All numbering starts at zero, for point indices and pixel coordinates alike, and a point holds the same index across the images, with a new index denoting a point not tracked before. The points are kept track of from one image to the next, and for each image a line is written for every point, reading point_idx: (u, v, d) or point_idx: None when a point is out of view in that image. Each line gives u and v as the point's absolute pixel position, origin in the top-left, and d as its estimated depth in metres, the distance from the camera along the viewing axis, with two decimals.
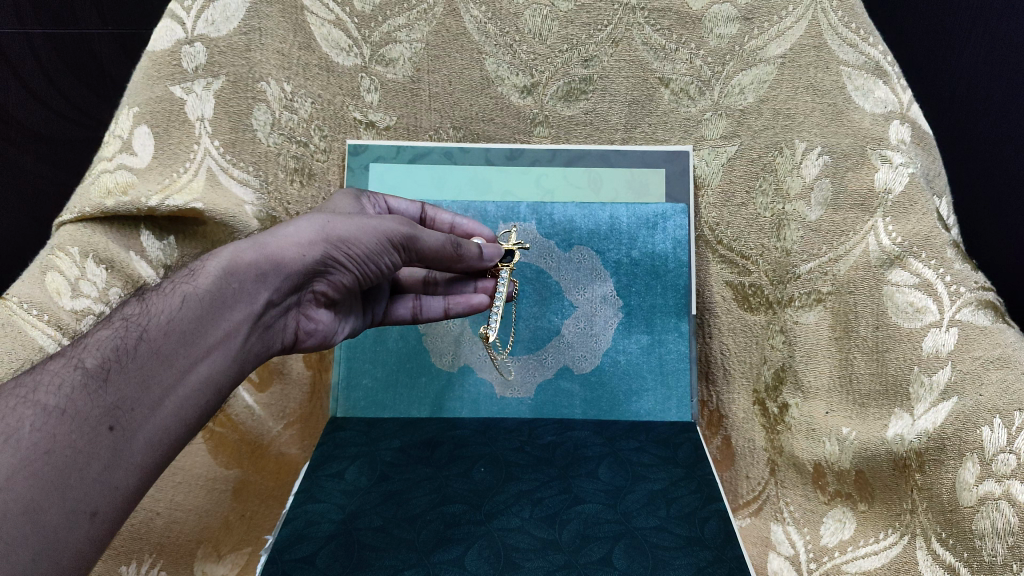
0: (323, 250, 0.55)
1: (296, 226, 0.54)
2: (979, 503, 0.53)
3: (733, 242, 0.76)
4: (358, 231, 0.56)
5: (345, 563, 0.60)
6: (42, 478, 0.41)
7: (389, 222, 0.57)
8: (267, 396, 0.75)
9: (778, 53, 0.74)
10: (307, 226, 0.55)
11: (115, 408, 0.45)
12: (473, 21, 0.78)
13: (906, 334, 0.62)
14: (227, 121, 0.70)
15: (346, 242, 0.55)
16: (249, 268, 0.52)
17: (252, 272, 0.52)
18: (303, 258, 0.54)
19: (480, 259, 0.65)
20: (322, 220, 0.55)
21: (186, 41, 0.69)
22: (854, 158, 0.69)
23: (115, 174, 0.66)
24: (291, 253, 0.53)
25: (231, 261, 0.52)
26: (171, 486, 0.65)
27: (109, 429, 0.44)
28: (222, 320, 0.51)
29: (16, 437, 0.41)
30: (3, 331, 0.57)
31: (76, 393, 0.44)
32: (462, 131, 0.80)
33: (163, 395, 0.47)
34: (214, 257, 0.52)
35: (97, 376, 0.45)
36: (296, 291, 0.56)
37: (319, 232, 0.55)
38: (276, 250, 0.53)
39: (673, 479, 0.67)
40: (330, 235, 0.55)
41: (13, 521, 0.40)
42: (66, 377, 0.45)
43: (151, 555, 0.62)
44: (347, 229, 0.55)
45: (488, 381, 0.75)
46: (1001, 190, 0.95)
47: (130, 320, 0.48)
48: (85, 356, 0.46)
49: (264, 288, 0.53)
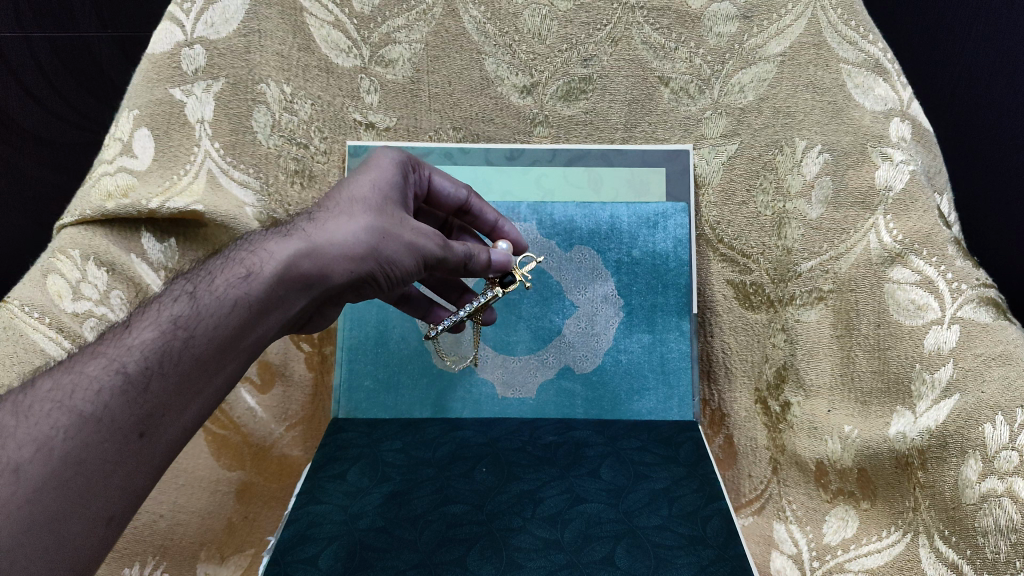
0: (370, 265, 0.54)
1: (348, 235, 0.53)
2: (981, 500, 0.53)
3: (734, 241, 0.76)
4: (404, 250, 0.56)
5: (348, 564, 0.60)
6: (68, 486, 0.41)
7: (434, 244, 0.57)
8: (269, 399, 0.75)
9: (777, 52, 0.74)
10: (360, 240, 0.53)
11: (148, 416, 0.44)
12: (472, 21, 0.78)
13: (908, 332, 0.62)
14: (227, 123, 0.71)
15: (392, 260, 0.55)
16: (298, 280, 0.51)
17: (299, 282, 0.51)
18: (349, 272, 0.53)
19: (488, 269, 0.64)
20: (375, 232, 0.54)
21: (185, 43, 0.69)
22: (854, 156, 0.69)
23: (115, 176, 0.66)
24: (340, 266, 0.53)
25: (283, 268, 0.50)
26: (175, 488, 0.66)
27: (139, 435, 0.44)
28: (263, 327, 0.50)
29: (49, 446, 0.41)
30: (6, 335, 0.57)
31: (114, 399, 0.43)
32: (462, 132, 0.80)
33: (195, 404, 0.47)
34: (266, 260, 0.50)
35: (138, 384, 0.44)
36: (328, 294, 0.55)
37: (370, 248, 0.54)
38: (327, 260, 0.52)
39: (675, 478, 0.67)
40: (380, 254, 0.54)
41: (37, 531, 0.39)
42: (107, 382, 0.44)
43: (156, 556, 0.62)
44: (396, 248, 0.55)
45: (490, 382, 0.75)
46: (1003, 188, 0.95)
47: (176, 322, 0.47)
48: (128, 359, 0.45)
49: (304, 297, 0.52)
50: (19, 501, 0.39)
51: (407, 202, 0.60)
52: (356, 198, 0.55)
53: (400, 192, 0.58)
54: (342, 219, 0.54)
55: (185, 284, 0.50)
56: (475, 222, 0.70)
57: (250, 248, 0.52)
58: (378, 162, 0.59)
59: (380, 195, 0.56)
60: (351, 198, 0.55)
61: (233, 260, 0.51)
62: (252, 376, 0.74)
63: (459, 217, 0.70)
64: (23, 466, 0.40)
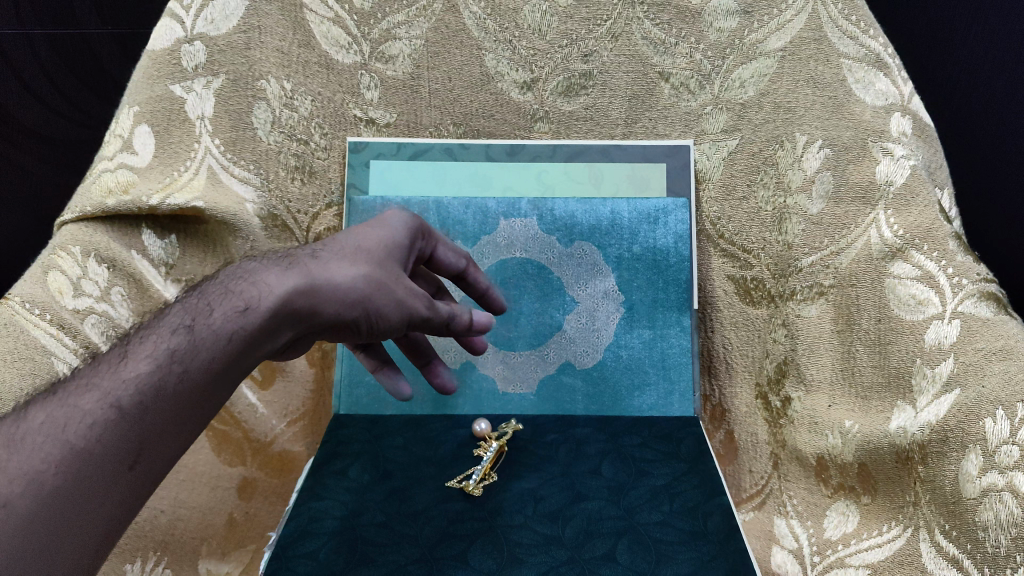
0: (359, 314, 0.51)
1: (342, 283, 0.50)
2: (982, 494, 0.53)
3: (735, 236, 0.76)
4: (393, 306, 0.52)
5: (349, 559, 0.60)
6: (58, 515, 0.40)
7: (425, 304, 0.54)
8: (271, 395, 0.74)
9: (778, 47, 0.74)
10: (354, 288, 0.50)
11: (140, 449, 0.43)
12: (472, 16, 0.78)
13: (909, 327, 0.62)
14: (227, 120, 0.70)
15: (377, 313, 0.52)
16: (290, 321, 0.48)
17: (290, 323, 0.49)
18: (340, 316, 0.50)
19: (469, 331, 0.59)
20: (371, 282, 0.51)
21: (185, 40, 0.69)
22: (854, 151, 0.69)
23: (116, 173, 0.66)
24: (331, 310, 0.49)
25: (276, 307, 0.47)
26: (177, 484, 0.65)
27: (130, 468, 0.43)
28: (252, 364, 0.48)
29: (39, 480, 0.40)
30: (6, 331, 0.57)
31: (106, 432, 0.42)
32: (463, 128, 0.80)
33: (185, 439, 0.45)
34: (265, 295, 0.47)
35: (130, 417, 0.43)
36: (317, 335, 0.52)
37: (361, 298, 0.50)
38: (319, 304, 0.49)
39: (676, 474, 0.67)
40: (371, 305, 0.51)
41: (27, 563, 0.38)
42: (100, 415, 0.42)
43: (156, 552, 0.62)
44: (388, 302, 0.52)
45: (489, 377, 0.75)
46: (1005, 182, 0.95)
47: (172, 355, 0.45)
48: (122, 392, 0.43)
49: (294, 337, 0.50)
50: (10, 534, 0.38)
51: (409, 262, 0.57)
52: (364, 248, 0.52)
53: (405, 252, 0.55)
54: (344, 266, 0.51)
55: (181, 312, 0.47)
56: (468, 287, 0.66)
57: (249, 276, 0.49)
58: (384, 219, 0.56)
59: (385, 252, 0.53)
60: (359, 246, 0.52)
61: (232, 289, 0.48)
62: (253, 373, 0.73)
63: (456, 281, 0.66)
64: (13, 501, 0.39)
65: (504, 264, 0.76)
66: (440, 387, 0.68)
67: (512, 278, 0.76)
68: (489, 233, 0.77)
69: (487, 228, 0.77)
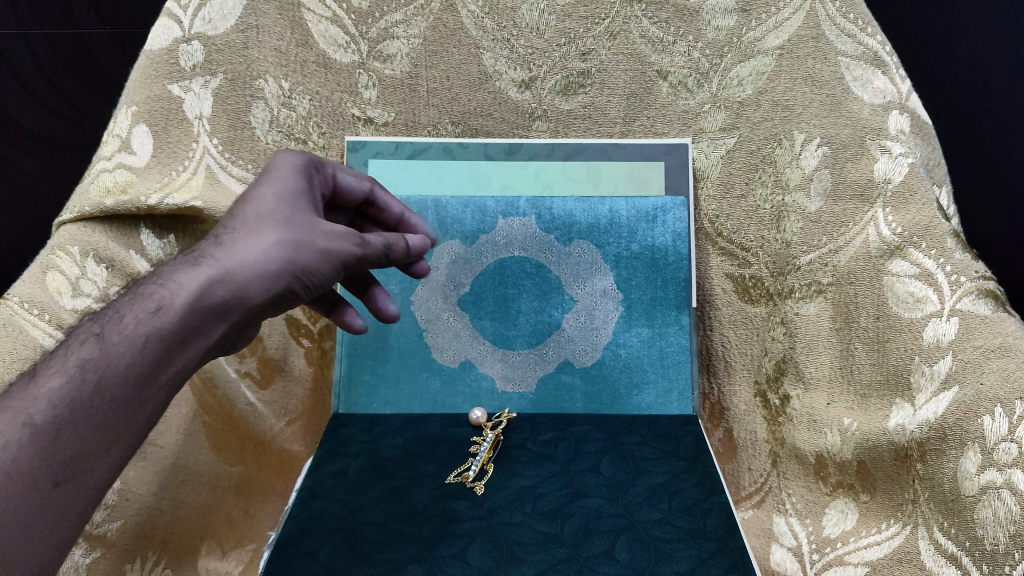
0: (287, 282, 0.49)
1: (257, 255, 0.48)
2: (980, 492, 0.54)
3: (733, 235, 0.76)
4: (320, 259, 0.50)
5: (348, 557, 0.60)
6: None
7: (351, 245, 0.51)
8: (269, 394, 0.75)
9: (775, 45, 0.74)
10: (272, 256, 0.48)
11: (64, 464, 0.43)
12: (470, 15, 0.78)
13: (907, 325, 0.62)
14: (225, 119, 0.71)
15: (308, 272, 0.50)
16: (213, 307, 0.47)
17: (214, 310, 0.47)
18: (267, 290, 0.48)
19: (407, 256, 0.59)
20: (287, 245, 0.49)
21: (183, 39, 0.70)
22: (853, 150, 0.69)
23: (115, 173, 0.66)
24: (254, 287, 0.48)
25: (193, 300, 0.46)
26: (176, 484, 0.64)
27: (55, 484, 0.43)
28: (182, 360, 0.47)
29: None
30: (5, 332, 0.57)
31: (24, 453, 0.42)
32: (461, 127, 0.80)
33: (114, 446, 0.46)
34: (176, 292, 0.46)
35: (50, 433, 0.43)
36: (255, 319, 0.51)
37: (282, 262, 0.48)
38: (239, 284, 0.47)
39: (674, 472, 0.67)
40: (295, 265, 0.49)
41: None
42: (15, 436, 0.43)
43: (155, 552, 0.61)
44: (312, 257, 0.49)
45: (488, 376, 0.75)
46: (1002, 180, 0.95)
47: (84, 366, 0.45)
48: (35, 411, 0.43)
49: (223, 323, 0.48)
50: None
51: (317, 204, 0.54)
52: (262, 210, 0.49)
53: (308, 197, 0.52)
54: (250, 237, 0.48)
55: (94, 323, 0.47)
56: (379, 214, 0.64)
57: (159, 278, 0.48)
58: (280, 168, 0.52)
59: (288, 203, 0.50)
60: (258, 210, 0.49)
61: (140, 293, 0.47)
62: (252, 372, 0.74)
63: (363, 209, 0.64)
64: None
65: (503, 263, 0.77)
66: (382, 313, 0.65)
67: (511, 277, 0.77)
68: (488, 231, 0.77)
69: (486, 227, 0.77)
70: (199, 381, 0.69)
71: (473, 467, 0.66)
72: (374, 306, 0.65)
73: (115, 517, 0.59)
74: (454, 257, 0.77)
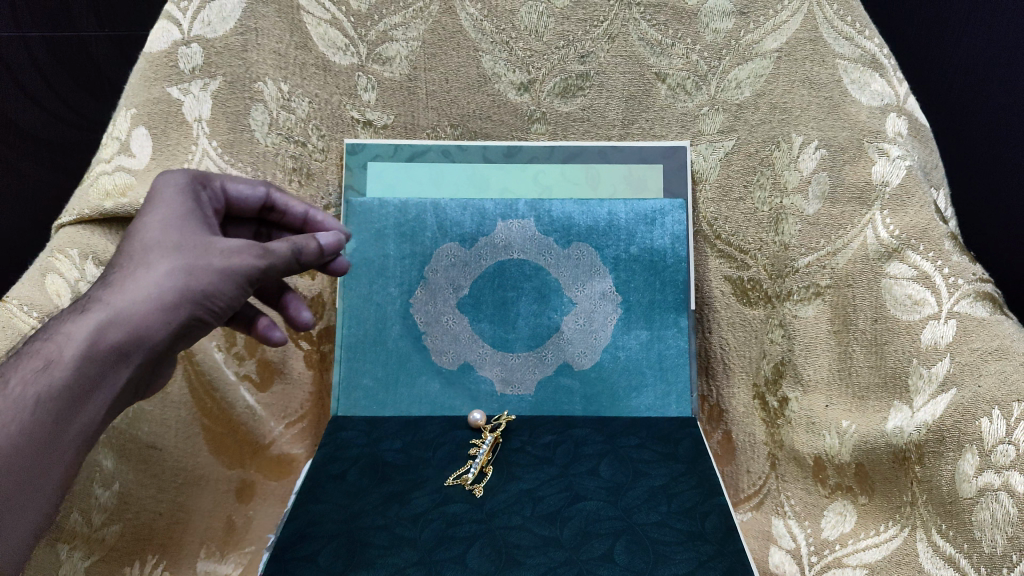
0: (186, 310, 0.49)
1: (147, 289, 0.48)
2: (978, 494, 0.54)
3: (732, 237, 0.76)
4: (219, 278, 0.49)
5: (348, 561, 0.60)
6: None
7: (248, 260, 0.50)
8: (268, 397, 0.74)
9: (773, 48, 0.74)
10: (165, 287, 0.48)
11: None
12: (469, 18, 0.78)
13: (904, 328, 0.62)
14: (224, 122, 0.71)
15: (208, 294, 0.49)
16: (109, 350, 0.47)
17: (111, 353, 0.47)
18: (165, 323, 0.48)
19: (322, 258, 0.55)
20: (177, 274, 0.48)
21: (182, 42, 0.70)
22: (851, 152, 0.69)
23: (114, 175, 0.67)
24: (151, 321, 0.48)
25: (86, 347, 0.46)
26: (174, 487, 0.64)
27: None
28: (88, 405, 0.47)
29: None
30: (4, 335, 0.55)
31: None
32: (460, 129, 0.80)
33: (30, 499, 0.45)
34: (65, 344, 0.46)
35: None
36: (166, 354, 0.51)
37: (176, 291, 0.48)
38: (133, 321, 0.47)
39: (673, 474, 0.67)
40: (190, 292, 0.48)
41: None
42: None
43: (155, 555, 0.61)
44: (208, 279, 0.49)
45: (488, 378, 0.75)
46: (998, 181, 0.96)
47: None
48: None
49: (127, 365, 0.48)
50: None
51: (211, 222, 0.53)
52: (148, 242, 0.49)
53: (197, 221, 0.52)
54: (140, 273, 0.48)
55: None
56: (283, 219, 0.61)
57: (52, 329, 0.47)
58: (164, 194, 0.52)
59: (175, 229, 0.50)
60: (145, 243, 0.49)
61: (33, 347, 0.47)
62: (252, 375, 0.73)
63: (265, 217, 0.62)
64: None
65: (502, 266, 0.77)
66: (294, 320, 0.60)
67: (510, 281, 0.77)
68: (486, 234, 0.77)
69: (485, 229, 0.77)
70: (200, 384, 0.68)
71: (472, 469, 0.66)
72: (287, 315, 0.60)
73: (114, 521, 0.58)
74: (454, 259, 0.77)
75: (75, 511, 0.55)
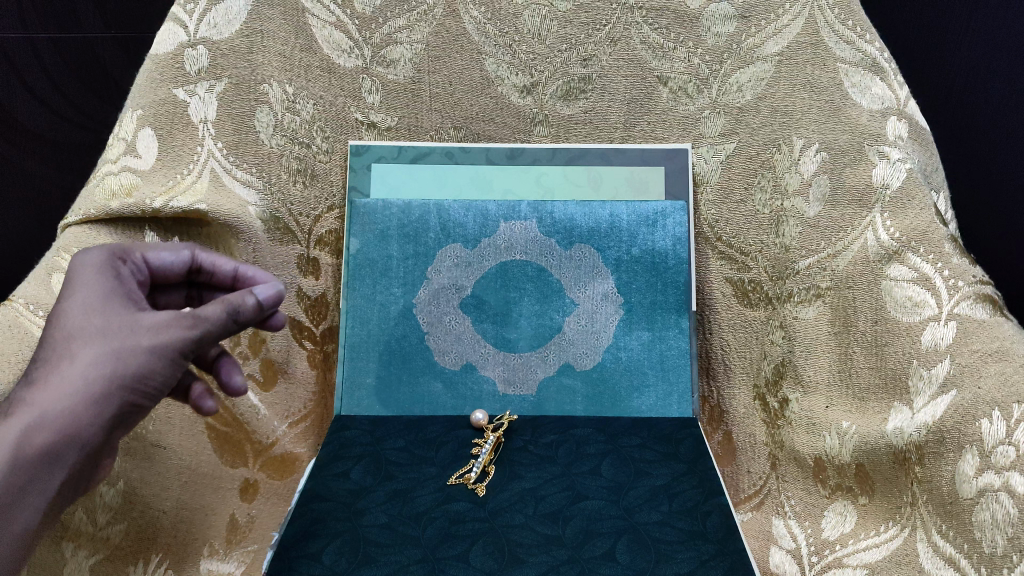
0: (118, 397, 0.47)
1: (74, 382, 0.46)
2: (978, 494, 0.54)
3: (733, 239, 0.76)
4: (150, 356, 0.47)
5: (351, 559, 0.61)
6: None
7: (178, 335, 0.48)
8: (272, 396, 0.74)
9: (774, 51, 0.75)
10: (92, 377, 0.46)
11: None
12: (473, 21, 0.79)
13: (905, 329, 0.63)
14: (229, 123, 0.71)
15: (140, 378, 0.47)
16: (40, 450, 0.45)
17: (43, 452, 0.45)
18: (97, 414, 0.46)
19: (261, 314, 0.51)
20: (105, 361, 0.46)
21: (188, 44, 0.71)
22: (851, 155, 0.70)
23: (119, 176, 0.67)
24: (82, 415, 0.46)
25: (13, 452, 0.44)
26: (178, 485, 0.64)
27: None
28: (26, 507, 0.46)
29: None
30: (10, 334, 0.56)
31: None
32: (463, 131, 0.80)
33: None
34: None
35: None
36: (105, 442, 0.49)
37: (105, 379, 0.46)
38: (62, 418, 0.45)
39: (675, 474, 0.67)
40: (121, 378, 0.47)
41: None
42: None
43: (158, 555, 0.62)
44: (138, 361, 0.47)
45: (490, 379, 0.76)
46: (996, 186, 0.96)
47: None
48: None
49: (62, 461, 0.46)
50: None
51: (137, 296, 0.51)
52: (69, 330, 0.47)
53: (121, 297, 0.49)
54: (64, 365, 0.46)
55: None
56: (213, 279, 0.58)
57: None
58: (80, 274, 0.50)
59: (97, 311, 0.48)
60: (66, 330, 0.47)
61: None
62: (255, 374, 0.73)
63: (194, 279, 0.59)
64: None
65: (504, 267, 0.77)
66: (227, 386, 0.57)
67: (512, 281, 0.77)
68: (489, 235, 0.77)
69: (487, 231, 0.77)
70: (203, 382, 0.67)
71: (474, 469, 0.66)
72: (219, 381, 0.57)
73: (119, 520, 0.59)
74: (456, 260, 0.77)
75: (80, 510, 0.56)
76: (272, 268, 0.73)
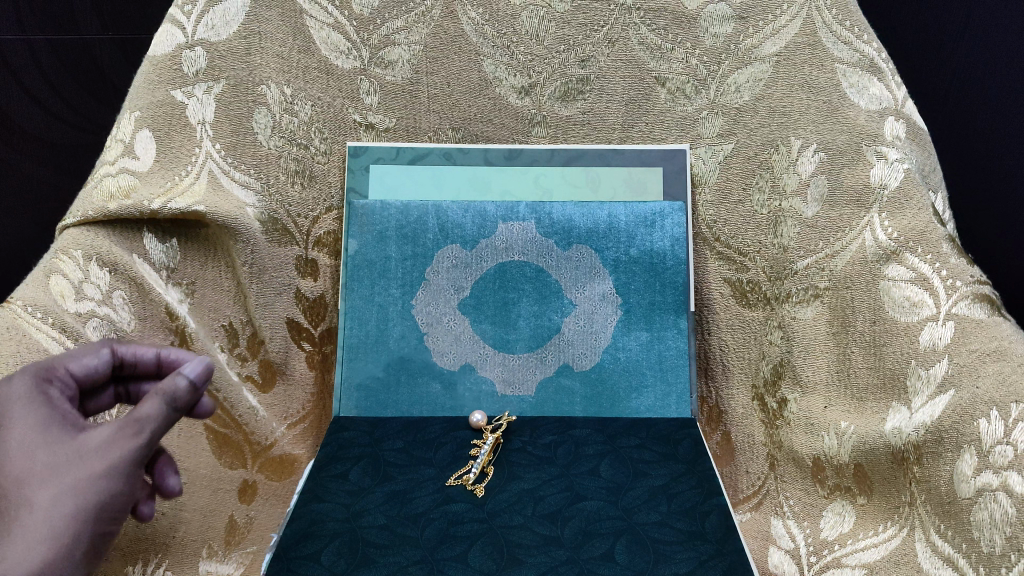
0: (87, 532, 0.42)
1: (33, 528, 0.41)
2: (977, 494, 0.54)
3: (731, 239, 0.76)
4: (109, 477, 0.43)
5: (350, 560, 0.61)
6: None
7: (129, 446, 0.43)
8: (271, 397, 0.75)
9: (772, 52, 0.75)
10: (53, 517, 0.41)
11: None
12: (471, 22, 0.79)
13: (903, 328, 0.63)
14: (227, 124, 0.71)
15: (104, 504, 0.43)
16: None
17: None
18: (68, 558, 0.41)
19: (195, 397, 0.46)
20: (61, 497, 0.42)
21: (186, 46, 0.71)
22: (849, 155, 0.70)
23: (118, 177, 0.67)
24: (49, 563, 0.41)
25: None
26: (177, 486, 0.64)
27: None
28: None
29: None
30: (9, 335, 0.56)
31: None
32: (461, 132, 0.80)
33: None
34: None
35: None
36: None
37: (67, 515, 0.42)
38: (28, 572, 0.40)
39: (674, 475, 0.67)
40: (83, 509, 0.42)
41: None
42: None
43: (156, 556, 0.61)
44: (97, 487, 0.42)
45: (489, 380, 0.76)
46: (992, 186, 0.97)
47: None
48: None
49: None
50: None
51: (76, 417, 0.46)
52: (14, 476, 0.42)
53: (60, 424, 0.45)
54: (18, 515, 0.41)
55: None
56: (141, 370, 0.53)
57: None
58: (7, 411, 0.45)
59: (38, 447, 0.43)
60: (13, 476, 0.42)
61: None
62: (254, 376, 0.73)
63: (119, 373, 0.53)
64: None
65: (503, 268, 0.77)
66: (161, 487, 0.51)
67: (511, 282, 0.77)
68: (488, 236, 0.77)
69: (486, 232, 0.78)
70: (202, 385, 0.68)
71: (473, 470, 0.66)
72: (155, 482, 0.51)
73: None
74: (455, 261, 0.77)
75: None
76: (271, 270, 0.73)
